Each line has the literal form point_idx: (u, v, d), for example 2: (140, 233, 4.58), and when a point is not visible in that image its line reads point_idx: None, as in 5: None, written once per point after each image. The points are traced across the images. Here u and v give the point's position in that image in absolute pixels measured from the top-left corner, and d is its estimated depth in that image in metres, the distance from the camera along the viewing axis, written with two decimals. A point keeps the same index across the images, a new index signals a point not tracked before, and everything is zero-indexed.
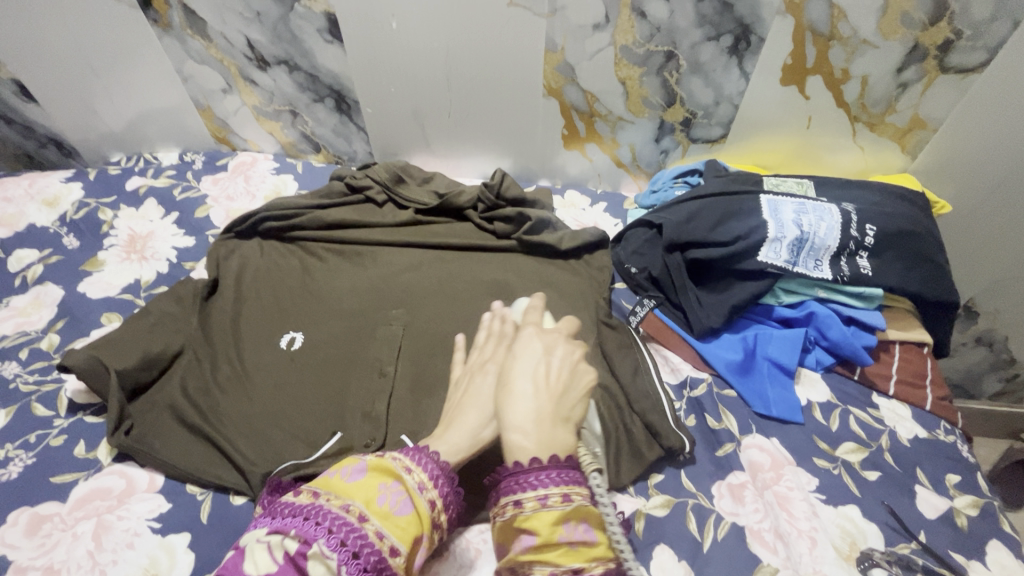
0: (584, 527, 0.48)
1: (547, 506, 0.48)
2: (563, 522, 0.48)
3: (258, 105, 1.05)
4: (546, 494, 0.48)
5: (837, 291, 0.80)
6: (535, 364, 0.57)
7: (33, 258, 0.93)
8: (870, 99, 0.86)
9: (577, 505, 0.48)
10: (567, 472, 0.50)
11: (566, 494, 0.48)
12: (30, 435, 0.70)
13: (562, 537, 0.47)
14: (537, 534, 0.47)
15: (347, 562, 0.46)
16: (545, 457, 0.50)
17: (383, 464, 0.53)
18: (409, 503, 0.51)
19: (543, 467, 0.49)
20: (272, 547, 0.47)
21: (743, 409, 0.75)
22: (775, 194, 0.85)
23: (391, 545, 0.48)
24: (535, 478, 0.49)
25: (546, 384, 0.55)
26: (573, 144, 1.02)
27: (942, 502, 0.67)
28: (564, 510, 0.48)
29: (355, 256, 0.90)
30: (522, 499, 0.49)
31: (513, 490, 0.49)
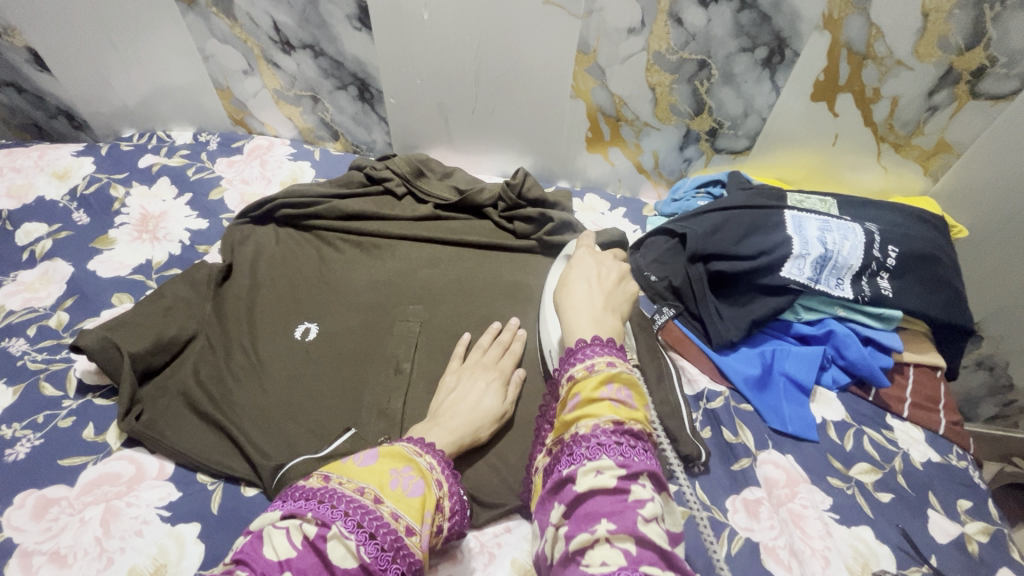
0: (626, 393, 0.50)
1: (595, 371, 0.51)
2: (606, 383, 0.50)
3: (279, 89, 1.03)
4: (591, 361, 0.52)
5: (857, 311, 0.80)
6: (590, 273, 0.62)
7: (42, 232, 0.91)
8: (898, 120, 0.86)
9: (619, 372, 0.51)
10: (612, 350, 0.53)
11: (610, 361, 0.51)
12: (37, 415, 0.68)
13: (603, 394, 0.50)
14: (581, 392, 0.51)
15: (366, 542, 0.46)
16: (600, 334, 0.55)
17: (393, 449, 0.55)
18: (420, 485, 0.52)
19: (602, 343, 0.54)
20: (291, 533, 0.46)
21: (759, 424, 0.75)
22: (799, 210, 0.84)
23: (406, 525, 0.49)
24: (584, 353, 0.53)
25: (596, 279, 0.61)
26: (596, 147, 1.01)
27: (954, 528, 0.67)
28: (606, 373, 0.51)
29: (372, 248, 0.89)
30: (574, 369, 0.52)
31: (566, 366, 0.53)
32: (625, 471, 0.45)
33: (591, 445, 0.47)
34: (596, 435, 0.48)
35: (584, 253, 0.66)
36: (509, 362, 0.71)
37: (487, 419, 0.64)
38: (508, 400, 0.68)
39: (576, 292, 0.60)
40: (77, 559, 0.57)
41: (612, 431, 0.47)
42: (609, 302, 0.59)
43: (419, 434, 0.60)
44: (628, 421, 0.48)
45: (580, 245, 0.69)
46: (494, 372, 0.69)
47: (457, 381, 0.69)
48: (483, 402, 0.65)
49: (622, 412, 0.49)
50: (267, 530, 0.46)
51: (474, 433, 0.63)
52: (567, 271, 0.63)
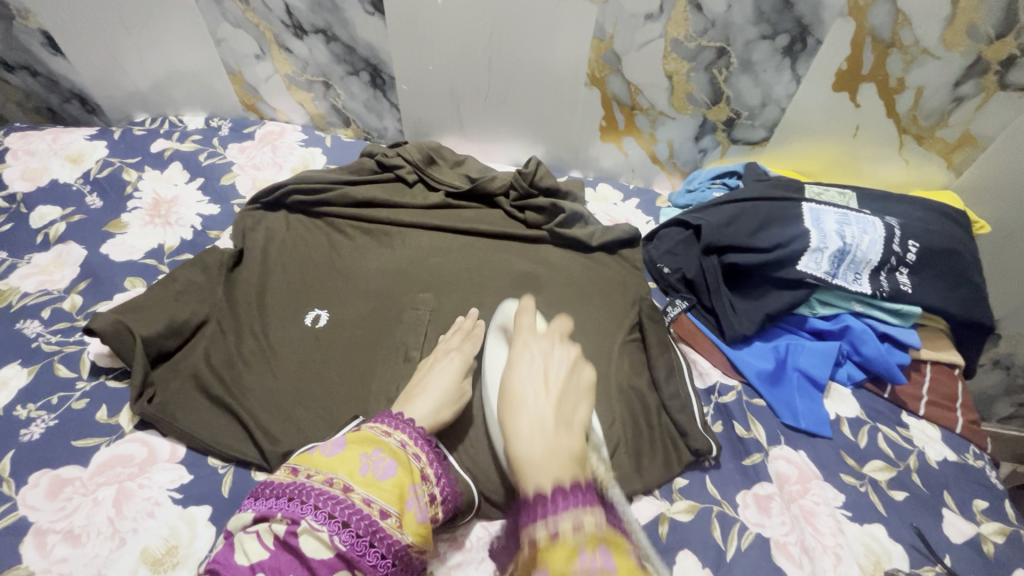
0: (605, 554, 0.40)
1: (560, 539, 0.42)
2: (578, 554, 0.40)
3: (291, 75, 1.03)
4: (557, 523, 0.43)
5: (874, 306, 0.79)
6: (536, 361, 0.60)
7: (56, 215, 0.92)
8: (922, 111, 0.83)
9: (591, 532, 0.42)
10: (583, 499, 0.45)
11: (578, 521, 0.43)
12: (52, 396, 0.69)
13: (579, 563, 0.39)
14: (551, 566, 0.40)
15: (339, 532, 0.47)
16: (559, 480, 0.46)
17: (361, 434, 0.54)
18: (393, 465, 0.52)
19: (566, 494, 0.45)
20: (262, 536, 0.47)
21: (771, 420, 0.74)
22: (818, 203, 0.83)
23: (379, 509, 0.49)
24: (550, 509, 0.44)
25: (541, 387, 0.57)
26: (609, 136, 1.00)
27: (969, 528, 0.66)
28: (575, 537, 0.42)
29: (383, 236, 0.88)
30: (537, 534, 0.44)
31: (529, 524, 0.45)
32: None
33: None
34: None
35: (523, 347, 0.63)
36: (471, 346, 0.70)
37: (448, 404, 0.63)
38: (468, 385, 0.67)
39: (524, 400, 0.56)
40: (90, 538, 0.58)
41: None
42: (564, 413, 0.55)
43: (392, 411, 0.59)
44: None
45: (519, 327, 0.66)
46: (454, 353, 0.69)
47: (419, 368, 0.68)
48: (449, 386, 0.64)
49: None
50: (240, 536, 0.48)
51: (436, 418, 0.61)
52: (514, 366, 0.60)
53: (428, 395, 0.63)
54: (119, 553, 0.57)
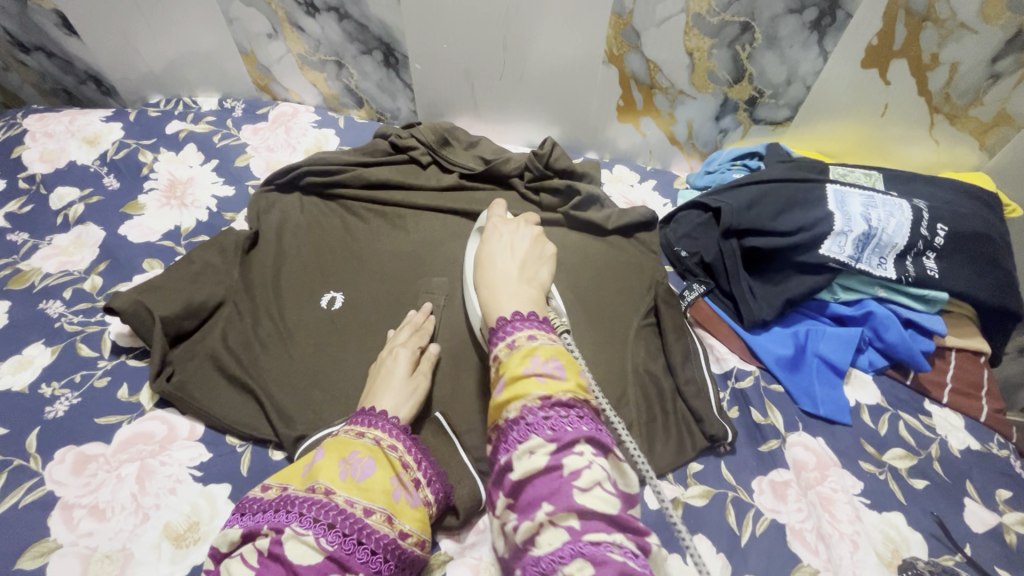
0: (555, 365, 0.47)
1: (517, 347, 0.49)
2: (532, 358, 0.47)
3: (303, 54, 1.01)
4: (513, 339, 0.50)
5: (898, 292, 0.77)
6: (513, 239, 0.61)
7: (74, 196, 0.92)
8: (956, 89, 0.80)
9: (542, 345, 0.48)
10: (541, 324, 0.51)
11: (531, 336, 0.49)
12: (75, 374, 0.70)
13: (527, 370, 0.47)
14: (507, 371, 0.48)
15: (325, 534, 0.46)
16: (519, 308, 0.53)
17: (337, 439, 0.54)
18: (371, 462, 0.52)
19: (523, 318, 0.52)
20: (246, 557, 0.46)
21: (789, 406, 0.73)
22: (842, 184, 0.80)
23: (363, 506, 0.49)
24: (509, 329, 0.51)
25: (510, 264, 0.58)
26: (627, 116, 0.97)
27: (991, 518, 0.65)
28: (529, 347, 0.48)
29: (397, 218, 0.88)
30: (500, 349, 0.50)
31: (494, 344, 0.51)
32: (556, 446, 0.42)
33: (521, 425, 0.45)
34: (526, 414, 0.45)
35: (494, 228, 0.64)
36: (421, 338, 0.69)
37: (403, 399, 0.62)
38: (423, 374, 0.66)
39: (496, 270, 0.57)
40: (115, 513, 0.59)
41: (539, 408, 0.44)
42: (526, 275, 0.57)
43: (368, 407, 0.59)
44: (557, 394, 0.45)
45: (492, 216, 0.67)
46: (399, 348, 0.67)
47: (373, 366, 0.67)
48: (402, 383, 0.63)
49: (549, 383, 0.45)
50: (224, 559, 0.47)
51: (394, 412, 0.60)
52: (488, 247, 0.61)
53: (382, 394, 0.62)
54: (143, 527, 0.59)
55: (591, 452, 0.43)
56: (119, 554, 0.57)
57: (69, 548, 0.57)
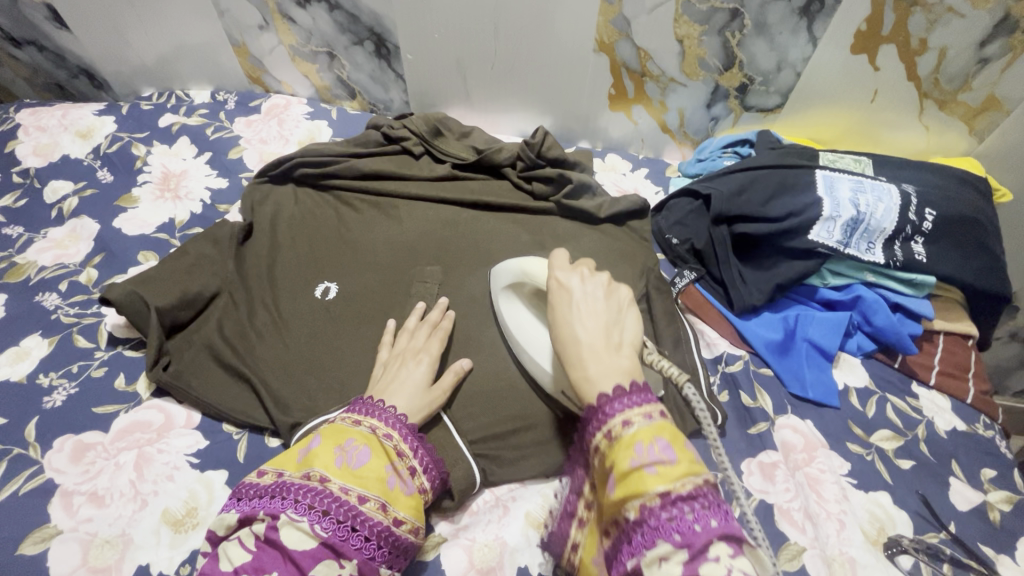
0: (661, 445, 0.40)
1: (616, 436, 0.42)
2: (637, 446, 0.40)
3: (295, 46, 1.01)
4: (610, 425, 0.42)
5: (886, 276, 0.78)
6: (586, 294, 0.50)
7: (68, 189, 0.93)
8: (945, 74, 0.80)
9: (642, 425, 0.41)
10: (643, 394, 0.43)
11: (640, 417, 0.42)
12: (72, 365, 0.71)
13: (633, 461, 0.40)
14: (615, 464, 0.41)
15: (320, 521, 0.48)
16: (616, 383, 0.44)
17: (334, 426, 0.55)
18: (366, 451, 0.53)
19: (624, 392, 0.43)
20: (244, 540, 0.48)
21: (779, 389, 0.74)
22: (831, 170, 0.81)
23: (357, 494, 0.50)
24: (606, 411, 0.43)
25: (589, 324, 0.48)
26: (619, 105, 0.98)
27: (976, 496, 0.66)
28: (628, 433, 0.41)
29: (390, 209, 0.88)
30: (596, 438, 0.44)
31: (589, 430, 0.44)
32: (688, 553, 0.36)
33: (645, 528, 0.38)
34: (647, 516, 0.38)
35: (560, 288, 0.52)
36: (437, 344, 0.68)
37: (418, 405, 0.61)
38: (443, 388, 0.64)
39: (577, 341, 0.47)
40: (114, 500, 0.60)
41: (659, 509, 0.38)
42: (613, 338, 0.47)
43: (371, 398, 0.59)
44: (676, 487, 0.38)
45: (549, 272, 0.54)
46: (421, 354, 0.66)
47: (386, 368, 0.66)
48: (420, 390, 0.62)
49: (662, 473, 0.39)
50: (222, 542, 0.49)
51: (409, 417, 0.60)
52: (560, 301, 0.51)
53: (397, 395, 0.61)
54: (142, 513, 0.60)
55: (727, 553, 0.36)
56: (119, 539, 0.58)
57: (69, 534, 0.58)
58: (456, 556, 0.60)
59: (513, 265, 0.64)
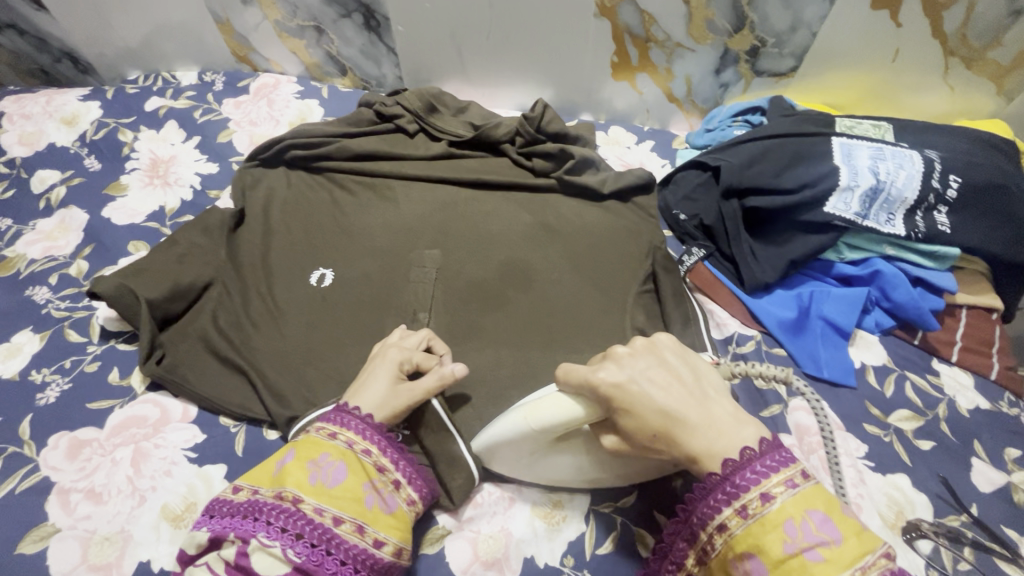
0: (817, 519, 0.39)
1: (759, 515, 0.40)
2: (787, 524, 0.39)
3: (281, 20, 0.97)
4: (745, 504, 0.41)
5: (907, 249, 0.74)
6: (649, 375, 0.45)
7: (56, 179, 0.90)
8: (973, 30, 0.75)
9: (789, 500, 0.40)
10: (779, 460, 0.42)
11: (785, 483, 0.40)
12: (64, 360, 0.69)
13: (788, 545, 0.38)
14: (762, 550, 0.39)
15: (292, 545, 0.46)
16: (745, 447, 0.42)
17: (308, 439, 0.52)
18: (342, 468, 0.50)
19: (758, 461, 0.42)
20: (213, 566, 0.46)
21: (792, 369, 0.71)
22: (849, 137, 0.76)
23: (332, 515, 0.48)
24: (736, 483, 0.41)
25: (678, 402, 0.44)
26: (622, 74, 0.93)
27: (1000, 477, 0.63)
28: (772, 510, 0.40)
29: (386, 190, 0.85)
30: (727, 514, 0.41)
31: (711, 510, 0.42)
32: None
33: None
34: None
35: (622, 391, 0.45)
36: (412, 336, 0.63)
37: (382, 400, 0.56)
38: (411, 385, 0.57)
39: (689, 427, 0.43)
40: (112, 496, 0.59)
41: None
42: (710, 399, 0.45)
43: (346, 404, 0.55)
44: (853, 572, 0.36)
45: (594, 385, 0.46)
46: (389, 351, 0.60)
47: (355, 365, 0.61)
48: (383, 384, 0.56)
49: (830, 557, 0.37)
50: (191, 563, 0.48)
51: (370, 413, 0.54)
52: (634, 398, 0.44)
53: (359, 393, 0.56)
54: (141, 509, 0.59)
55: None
56: (118, 535, 0.57)
57: (68, 532, 0.57)
58: (461, 548, 0.58)
59: (518, 424, 0.52)
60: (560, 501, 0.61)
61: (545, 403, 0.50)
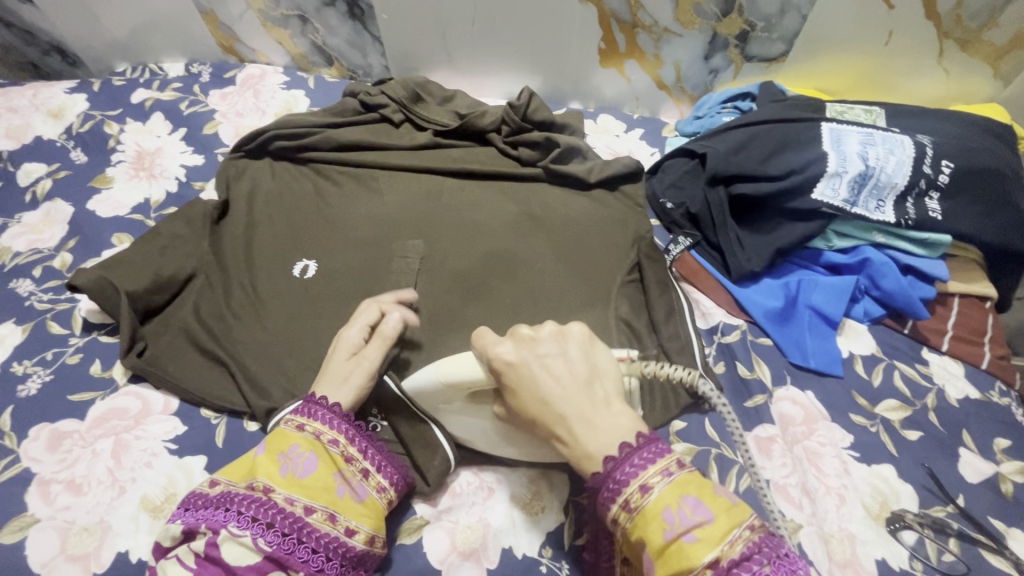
0: (693, 502, 0.39)
1: (639, 509, 0.40)
2: (665, 512, 0.39)
3: (265, 10, 0.96)
4: (626, 497, 0.41)
5: (897, 237, 0.72)
6: (543, 362, 0.46)
7: (42, 172, 0.90)
8: (968, 10, 0.74)
9: (665, 488, 0.40)
10: (655, 447, 0.42)
11: (663, 471, 0.41)
12: (46, 352, 0.70)
13: (667, 532, 0.39)
14: (647, 540, 0.40)
15: (263, 534, 0.46)
16: (624, 439, 0.43)
17: (277, 431, 0.52)
18: (311, 459, 0.50)
19: (637, 451, 0.42)
20: (183, 558, 0.46)
21: (778, 359, 0.70)
22: (839, 122, 0.74)
23: (303, 505, 0.48)
24: (618, 479, 0.41)
25: (559, 393, 0.45)
26: (610, 61, 0.91)
27: (987, 468, 0.62)
28: (650, 502, 0.40)
29: (370, 180, 0.84)
30: (614, 510, 0.42)
31: (602, 505, 0.42)
32: None
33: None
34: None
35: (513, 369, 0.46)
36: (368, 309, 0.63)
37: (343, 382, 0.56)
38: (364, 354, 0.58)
39: (563, 419, 0.44)
40: (91, 487, 0.60)
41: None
42: (597, 394, 0.45)
43: (315, 395, 0.54)
44: (727, 549, 0.38)
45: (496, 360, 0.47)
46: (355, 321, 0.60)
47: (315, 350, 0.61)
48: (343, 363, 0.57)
49: (705, 538, 0.38)
50: (165, 555, 0.47)
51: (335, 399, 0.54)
52: (521, 382, 0.46)
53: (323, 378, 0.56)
54: (120, 500, 0.59)
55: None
56: (97, 526, 0.57)
57: (47, 522, 0.57)
58: (439, 538, 0.58)
59: (429, 375, 0.55)
60: (539, 492, 0.61)
61: (455, 360, 0.53)
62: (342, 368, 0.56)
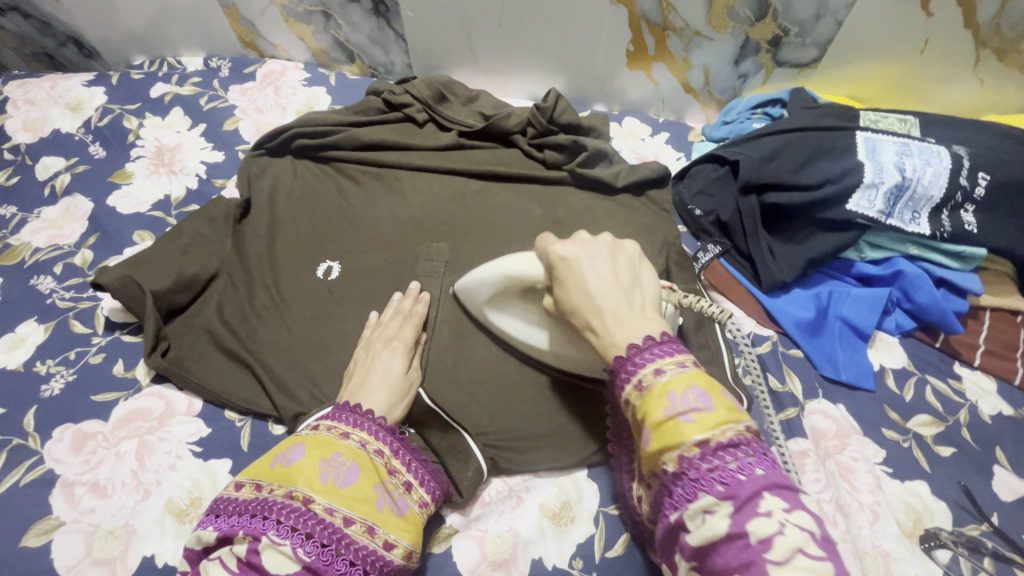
0: (697, 393, 0.38)
1: (646, 388, 0.40)
2: (670, 394, 0.38)
3: (287, 5, 0.94)
4: (638, 376, 0.40)
5: (931, 249, 0.71)
6: (593, 261, 0.46)
7: (60, 166, 0.89)
8: (1007, 20, 0.72)
9: (674, 375, 0.39)
10: (673, 347, 0.41)
11: (677, 363, 0.40)
12: (69, 352, 0.69)
13: (667, 410, 0.38)
14: (647, 417, 0.39)
15: (303, 544, 0.45)
16: (649, 331, 0.42)
17: (319, 437, 0.52)
18: (354, 469, 0.50)
19: (657, 344, 0.41)
20: (225, 561, 0.45)
21: (809, 371, 0.69)
22: (874, 131, 0.73)
23: (342, 515, 0.47)
24: (633, 363, 0.41)
25: (600, 288, 0.45)
26: (637, 63, 0.90)
27: (1021, 486, 0.61)
28: (660, 382, 0.39)
29: (394, 181, 0.83)
30: (626, 391, 0.41)
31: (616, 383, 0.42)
32: (734, 505, 0.35)
33: (685, 480, 0.37)
34: (687, 468, 0.37)
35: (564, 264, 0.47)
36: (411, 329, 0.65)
37: (396, 396, 0.59)
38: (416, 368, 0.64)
39: (599, 311, 0.44)
40: (116, 490, 0.59)
41: (700, 459, 0.37)
42: (634, 299, 0.45)
43: (348, 403, 0.56)
44: (716, 435, 0.37)
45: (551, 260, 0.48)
46: (394, 341, 0.64)
47: (357, 365, 0.63)
48: (395, 380, 0.60)
49: (700, 423, 0.37)
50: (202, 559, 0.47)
51: (383, 412, 0.57)
52: (572, 274, 0.46)
53: (371, 391, 0.58)
54: (145, 504, 0.58)
55: (780, 506, 0.35)
56: (122, 530, 0.57)
57: (72, 525, 0.57)
58: (468, 548, 0.57)
59: (489, 272, 0.57)
60: (569, 502, 0.60)
61: (515, 256, 0.55)
62: (392, 387, 0.59)
